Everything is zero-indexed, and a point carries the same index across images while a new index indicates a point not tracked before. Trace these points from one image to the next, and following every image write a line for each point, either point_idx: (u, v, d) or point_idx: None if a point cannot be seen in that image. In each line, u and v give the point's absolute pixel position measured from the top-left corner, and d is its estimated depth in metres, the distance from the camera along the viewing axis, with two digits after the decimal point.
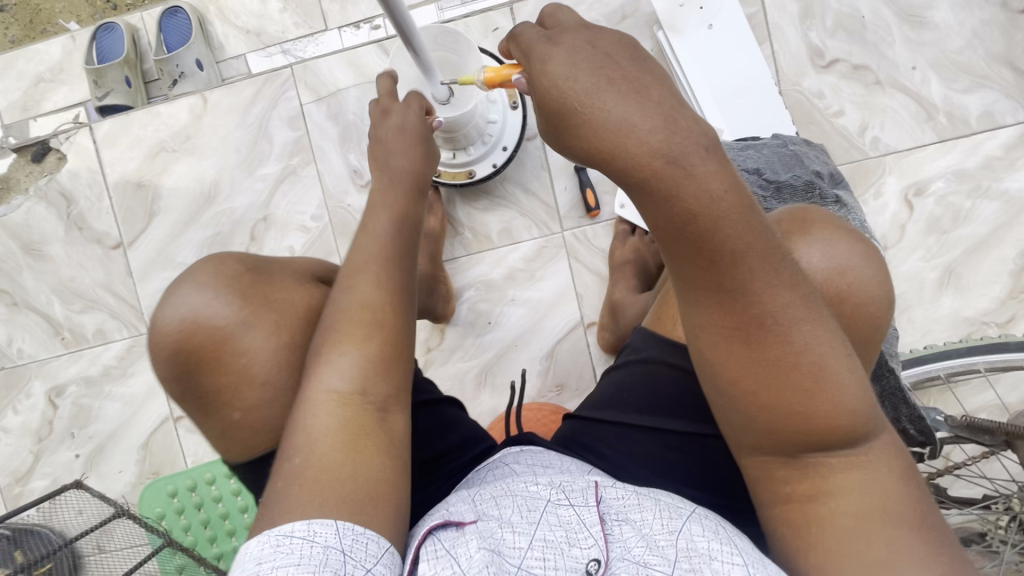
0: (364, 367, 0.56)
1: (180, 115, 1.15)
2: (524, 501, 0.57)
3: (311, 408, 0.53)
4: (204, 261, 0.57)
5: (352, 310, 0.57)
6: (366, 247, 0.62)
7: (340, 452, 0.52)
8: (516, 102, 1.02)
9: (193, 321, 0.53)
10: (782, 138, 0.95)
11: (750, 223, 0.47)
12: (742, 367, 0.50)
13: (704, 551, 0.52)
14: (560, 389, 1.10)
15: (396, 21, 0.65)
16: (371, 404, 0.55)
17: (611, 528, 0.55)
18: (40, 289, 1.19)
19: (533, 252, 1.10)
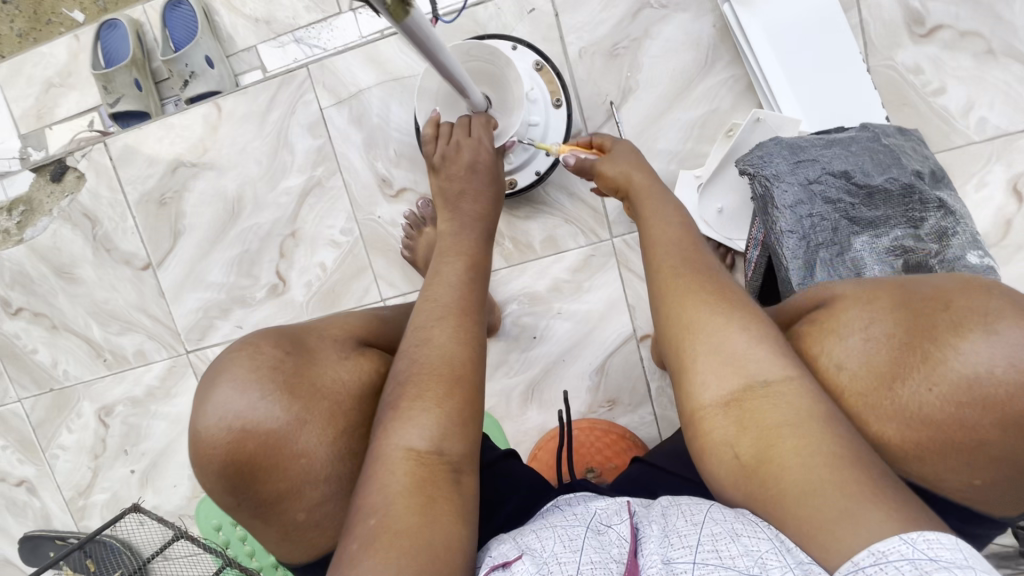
0: (439, 422, 0.47)
1: (196, 125, 1.08)
2: (564, 532, 0.51)
3: (388, 470, 0.45)
4: (239, 350, 0.49)
5: (424, 367, 0.49)
6: (438, 295, 0.55)
7: (414, 516, 0.43)
8: (559, 99, 0.89)
9: (243, 426, 0.45)
10: (873, 130, 0.82)
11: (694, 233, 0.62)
12: (715, 354, 0.51)
13: (728, 531, 0.45)
14: (612, 404, 1.04)
15: (421, 47, 0.53)
16: (446, 464, 0.47)
17: (645, 535, 0.49)
18: (77, 311, 1.18)
19: (579, 262, 1.02)
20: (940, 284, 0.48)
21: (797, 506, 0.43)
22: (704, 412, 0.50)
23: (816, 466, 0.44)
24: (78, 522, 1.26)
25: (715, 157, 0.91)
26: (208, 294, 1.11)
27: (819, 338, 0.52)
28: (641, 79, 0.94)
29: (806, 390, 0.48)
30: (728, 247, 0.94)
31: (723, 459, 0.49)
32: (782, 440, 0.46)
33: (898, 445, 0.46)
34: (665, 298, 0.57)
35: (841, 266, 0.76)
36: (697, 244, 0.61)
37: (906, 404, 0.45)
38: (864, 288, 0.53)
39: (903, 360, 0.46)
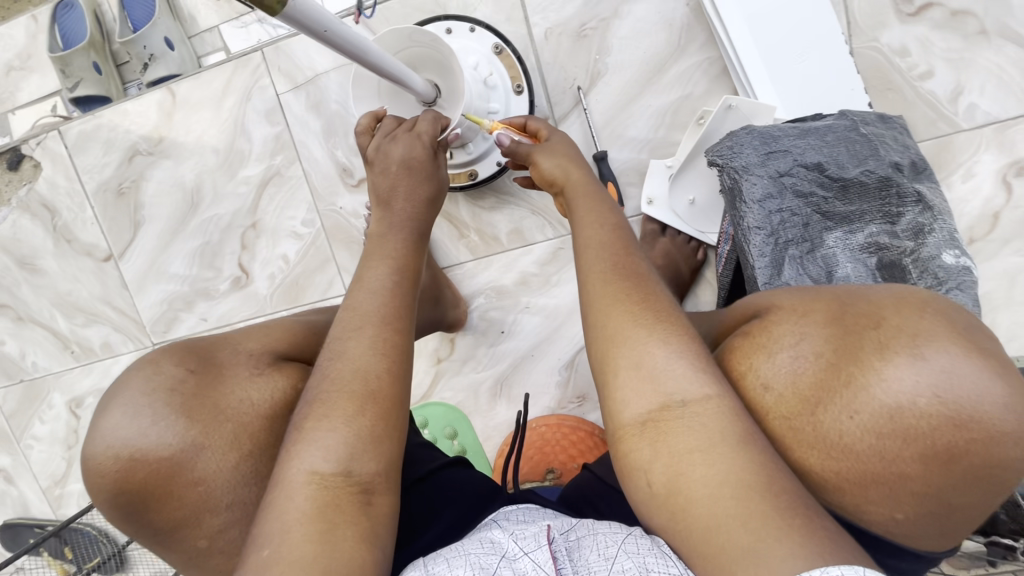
0: (349, 444, 0.46)
1: (151, 112, 1.04)
2: (476, 560, 0.52)
3: (285, 489, 0.44)
4: (138, 368, 0.48)
5: (351, 378, 0.48)
6: (363, 304, 0.53)
7: (308, 545, 0.41)
8: (520, 86, 0.84)
9: (133, 455, 0.45)
10: (851, 117, 0.76)
11: (623, 246, 0.62)
12: (638, 382, 0.52)
13: (639, 566, 0.48)
14: (582, 400, 1.01)
15: (335, 48, 0.50)
16: (359, 488, 0.45)
17: (563, 564, 0.51)
18: (42, 303, 1.16)
19: (548, 255, 0.98)
20: (876, 300, 0.48)
21: (704, 535, 0.44)
22: (624, 428, 0.52)
23: (721, 495, 0.45)
24: (55, 510, 1.26)
25: (686, 146, 0.86)
26: (171, 287, 1.09)
27: (750, 354, 0.52)
28: (610, 62, 0.88)
29: (728, 414, 0.49)
30: (700, 241, 0.90)
31: (639, 483, 0.50)
32: (691, 469, 0.47)
33: (820, 472, 0.47)
34: (596, 311, 0.57)
35: (812, 264, 0.72)
36: (630, 252, 0.61)
37: (827, 431, 0.46)
38: (803, 301, 0.53)
39: (827, 383, 0.46)
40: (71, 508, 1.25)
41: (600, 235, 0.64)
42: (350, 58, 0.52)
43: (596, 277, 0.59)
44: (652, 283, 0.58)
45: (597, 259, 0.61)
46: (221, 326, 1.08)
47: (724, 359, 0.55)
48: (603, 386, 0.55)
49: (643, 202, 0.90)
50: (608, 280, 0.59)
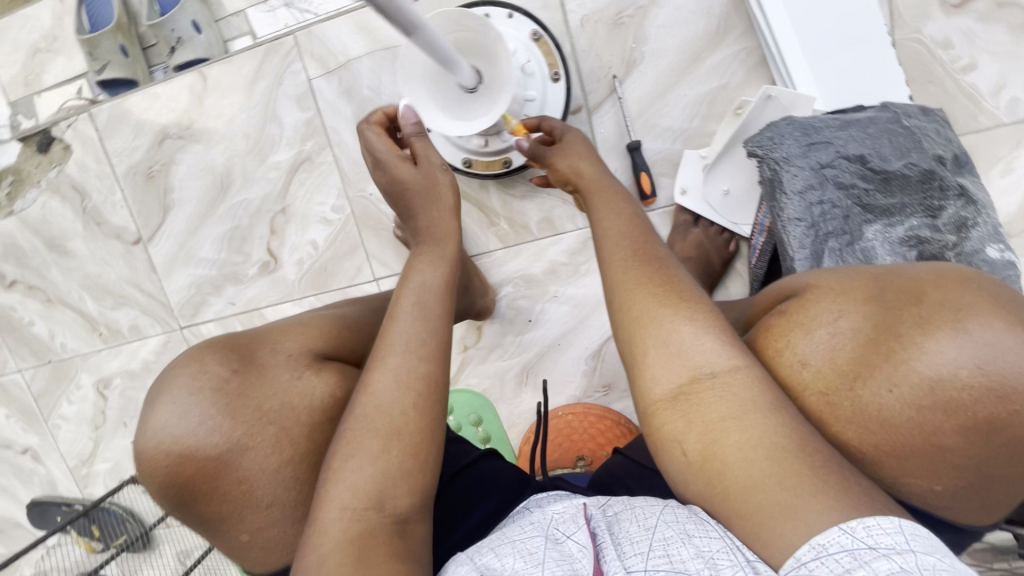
0: (376, 483, 0.47)
1: (182, 96, 1.04)
2: (523, 546, 0.51)
3: (325, 508, 0.47)
4: (185, 364, 0.53)
5: (387, 412, 0.50)
6: (409, 315, 0.55)
7: (344, 573, 0.43)
8: (558, 73, 0.84)
9: (184, 451, 0.49)
10: (894, 110, 0.76)
11: (637, 228, 0.63)
12: (665, 356, 0.52)
13: (680, 536, 0.47)
14: (608, 389, 1.02)
15: (393, 20, 0.49)
16: (393, 521, 0.47)
17: (603, 540, 0.51)
18: (71, 285, 1.17)
19: (578, 245, 0.99)
20: (917, 275, 0.46)
21: (743, 495, 0.45)
22: (654, 404, 0.52)
23: (757, 459, 0.45)
24: (82, 490, 1.28)
25: (723, 136, 0.85)
26: (200, 271, 1.10)
27: (786, 331, 0.49)
28: (646, 50, 0.88)
29: (752, 378, 0.48)
30: (733, 232, 0.90)
31: (673, 454, 0.50)
32: (725, 436, 0.47)
33: (857, 447, 0.45)
34: (619, 292, 0.58)
35: (849, 256, 0.72)
36: (647, 235, 0.62)
37: (868, 406, 0.43)
38: (838, 278, 0.50)
39: (866, 358, 0.44)
40: (98, 487, 1.27)
41: (618, 225, 0.64)
42: (400, 32, 0.52)
43: (616, 263, 0.60)
44: (670, 265, 0.59)
45: (615, 241, 0.62)
46: (249, 311, 1.09)
47: (756, 339, 0.52)
48: (631, 364, 0.55)
49: (677, 192, 0.90)
50: (627, 259, 0.60)
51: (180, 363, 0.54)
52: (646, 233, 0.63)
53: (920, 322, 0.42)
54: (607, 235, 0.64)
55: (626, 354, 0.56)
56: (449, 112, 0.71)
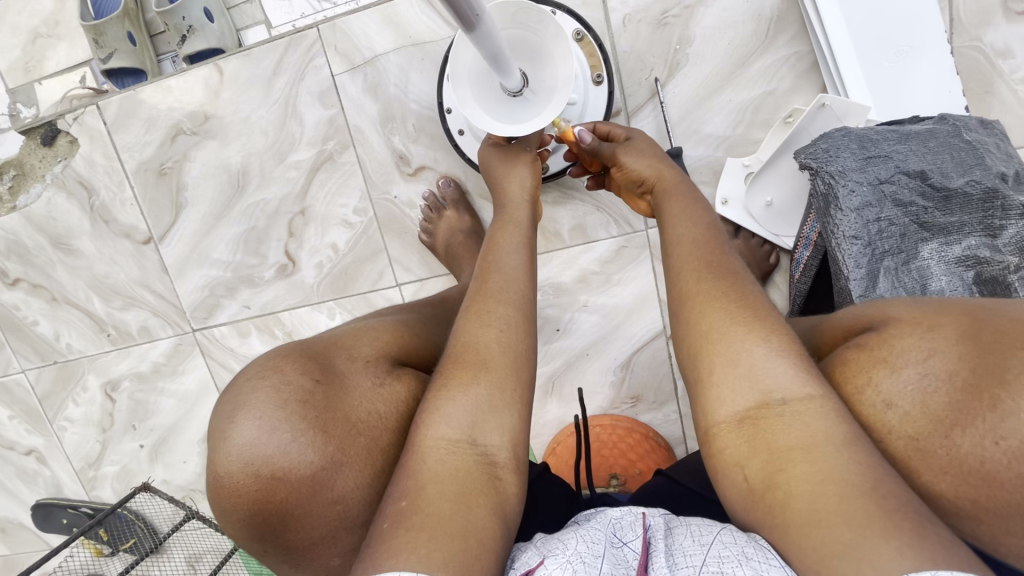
0: (474, 416, 0.49)
1: (196, 89, 0.99)
2: (585, 535, 0.48)
3: (420, 457, 0.47)
4: (262, 377, 0.47)
5: (483, 356, 0.52)
6: (496, 287, 0.58)
7: (447, 504, 0.43)
8: (600, 75, 0.81)
9: (273, 474, 0.42)
10: (953, 122, 0.72)
11: (707, 242, 0.61)
12: (731, 377, 0.50)
13: (737, 554, 0.42)
14: (636, 401, 0.99)
15: (455, 9, 0.45)
16: (486, 460, 0.48)
17: (657, 550, 0.46)
18: (77, 285, 1.12)
19: (610, 253, 0.96)
20: (1018, 316, 0.43)
21: (804, 529, 0.41)
22: (717, 427, 0.50)
23: (823, 494, 0.41)
24: (89, 492, 1.24)
25: (770, 145, 0.82)
26: (213, 272, 1.05)
27: (867, 368, 0.48)
28: (691, 52, 0.84)
29: (828, 411, 0.46)
30: (774, 244, 0.87)
31: (733, 481, 0.48)
32: (793, 465, 0.44)
33: (950, 499, 0.43)
34: (686, 307, 0.56)
35: (905, 276, 0.69)
36: (722, 245, 0.61)
37: (964, 456, 0.42)
38: (924, 313, 0.49)
39: (962, 405, 0.42)
40: (106, 490, 1.23)
41: (692, 233, 0.62)
42: (458, 24, 0.48)
43: (687, 275, 0.59)
44: (749, 282, 0.56)
45: (687, 253, 0.61)
46: (265, 314, 1.05)
47: (832, 370, 0.51)
48: (694, 385, 0.53)
49: (718, 202, 0.86)
50: (697, 273, 0.58)
51: (258, 366, 0.49)
52: (716, 249, 0.60)
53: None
54: (673, 249, 0.62)
55: (689, 375, 0.54)
56: (490, 112, 0.66)
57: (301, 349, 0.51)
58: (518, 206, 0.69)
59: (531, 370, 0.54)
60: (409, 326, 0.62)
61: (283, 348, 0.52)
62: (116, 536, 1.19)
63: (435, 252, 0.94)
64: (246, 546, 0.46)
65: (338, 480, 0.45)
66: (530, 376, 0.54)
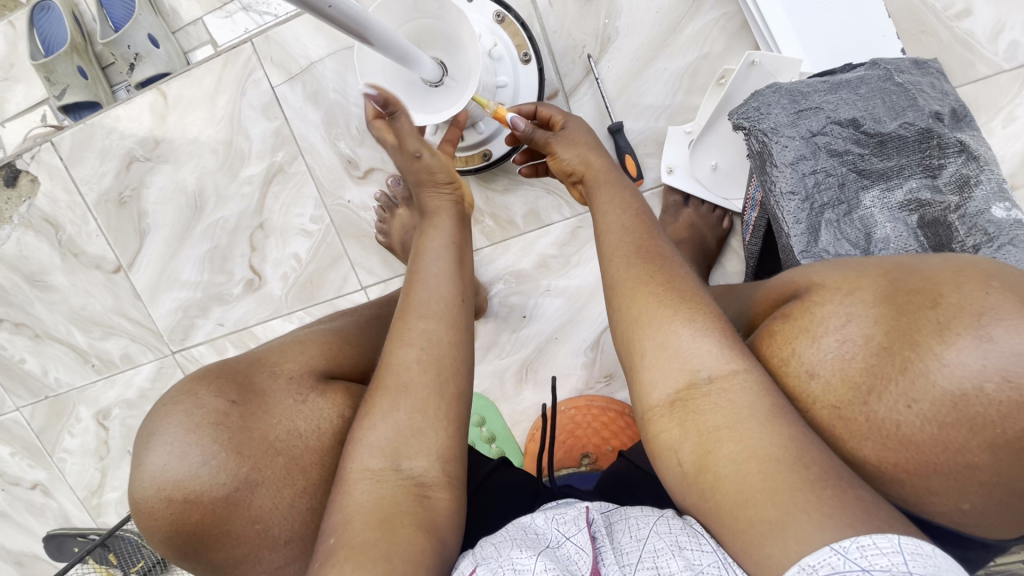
0: (398, 442, 0.49)
1: (144, 115, 1.00)
2: (524, 538, 0.48)
3: (345, 490, 0.48)
4: (175, 403, 0.50)
5: (401, 377, 0.52)
6: (421, 301, 0.57)
7: (372, 531, 0.44)
8: (527, 54, 0.80)
9: (187, 498, 0.47)
10: (885, 66, 0.71)
11: (638, 224, 0.60)
12: (664, 359, 0.49)
13: (671, 546, 0.44)
14: (610, 379, 0.99)
15: (333, 15, 0.44)
16: (413, 482, 0.48)
17: (602, 544, 0.48)
18: (56, 319, 1.15)
19: (567, 236, 0.96)
20: (934, 272, 0.43)
21: (732, 509, 0.41)
22: (651, 410, 0.49)
23: (750, 472, 0.41)
24: (96, 519, 1.27)
25: (706, 110, 0.81)
26: (184, 294, 1.07)
27: (794, 337, 0.47)
28: (620, 25, 0.83)
29: (753, 384, 0.46)
30: (725, 208, 0.86)
31: (670, 464, 0.47)
32: (719, 445, 0.44)
33: (874, 464, 0.43)
34: (620, 290, 0.55)
35: (848, 227, 0.69)
36: (653, 227, 0.60)
37: (883, 422, 0.42)
38: (845, 276, 0.48)
39: (879, 370, 0.42)
40: (111, 516, 1.26)
41: (621, 221, 0.61)
42: (349, 33, 0.48)
43: (618, 261, 0.57)
44: (675, 265, 0.55)
45: (614, 241, 0.60)
46: (239, 331, 1.07)
47: (761, 343, 0.51)
48: (629, 370, 0.53)
49: (664, 171, 0.86)
50: (635, 257, 0.57)
51: (176, 392, 0.52)
52: (643, 233, 0.59)
53: (942, 326, 0.40)
54: (604, 237, 0.61)
55: (625, 358, 0.54)
56: (414, 106, 0.67)
57: (219, 371, 0.54)
58: (439, 209, 0.66)
59: (459, 387, 0.54)
60: (349, 333, 0.65)
61: (203, 369, 0.55)
62: (125, 559, 1.22)
63: (393, 251, 0.94)
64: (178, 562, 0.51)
65: (257, 500, 0.49)
66: (459, 391, 0.54)
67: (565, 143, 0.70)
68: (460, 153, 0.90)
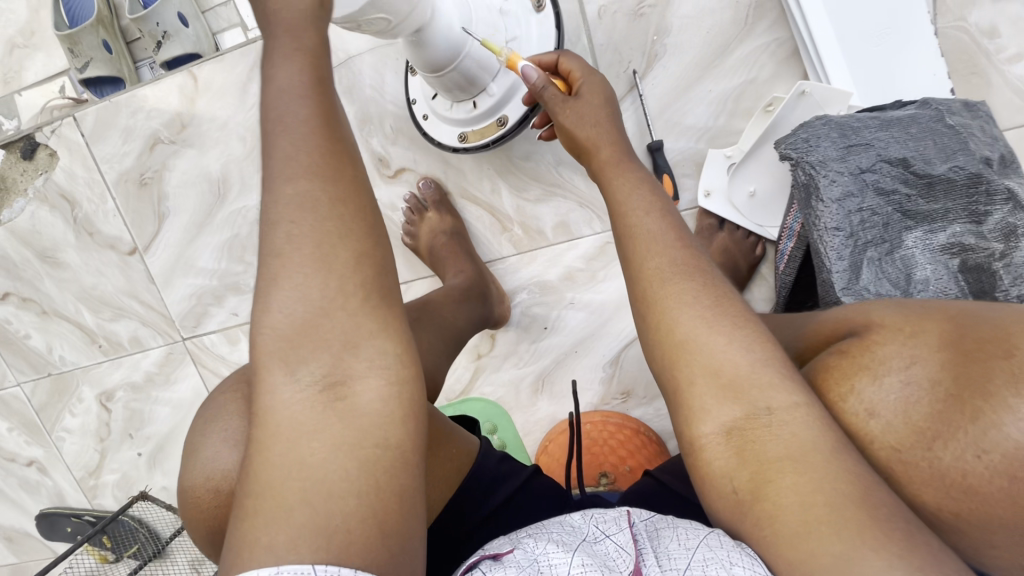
0: (289, 346, 0.44)
1: (171, 96, 0.98)
2: (562, 537, 0.49)
3: (261, 414, 0.43)
4: (219, 403, 0.52)
5: (275, 268, 0.45)
6: (292, 160, 0.46)
7: (289, 457, 0.41)
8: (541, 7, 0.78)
9: (227, 492, 0.48)
10: (937, 106, 0.70)
11: (671, 227, 0.55)
12: (712, 384, 0.47)
13: (722, 558, 0.41)
14: (626, 396, 0.99)
15: None
16: (324, 385, 0.44)
17: (645, 549, 0.47)
18: (65, 297, 1.12)
19: (595, 250, 0.94)
20: (1004, 321, 0.42)
21: (795, 539, 0.40)
22: (700, 439, 0.46)
23: (814, 505, 0.40)
24: (91, 500, 1.26)
25: (751, 135, 0.80)
26: (199, 281, 1.05)
27: (851, 374, 0.46)
28: (669, 43, 0.82)
29: (813, 421, 0.44)
30: (759, 235, 0.85)
31: (718, 490, 0.46)
32: (781, 476, 0.42)
33: (934, 510, 0.42)
34: (655, 303, 0.52)
35: (890, 266, 0.68)
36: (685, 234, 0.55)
37: (947, 469, 0.41)
38: (909, 317, 0.47)
39: (945, 417, 0.41)
40: (107, 498, 1.24)
41: (648, 225, 0.56)
42: None
43: (650, 273, 0.53)
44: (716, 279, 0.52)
45: (659, 251, 0.54)
46: None
47: (817, 374, 0.49)
48: (668, 391, 0.50)
49: (700, 195, 0.85)
50: (673, 267, 0.53)
51: (211, 400, 0.53)
52: (681, 239, 0.55)
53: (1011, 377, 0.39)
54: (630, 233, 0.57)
55: (663, 379, 0.51)
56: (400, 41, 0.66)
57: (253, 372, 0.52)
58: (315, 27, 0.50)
59: (343, 256, 0.46)
60: None
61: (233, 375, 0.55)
62: (119, 543, 1.22)
63: (419, 253, 0.95)
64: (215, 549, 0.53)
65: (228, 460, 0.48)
66: (352, 257, 0.46)
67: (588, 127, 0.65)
68: (475, 124, 0.82)
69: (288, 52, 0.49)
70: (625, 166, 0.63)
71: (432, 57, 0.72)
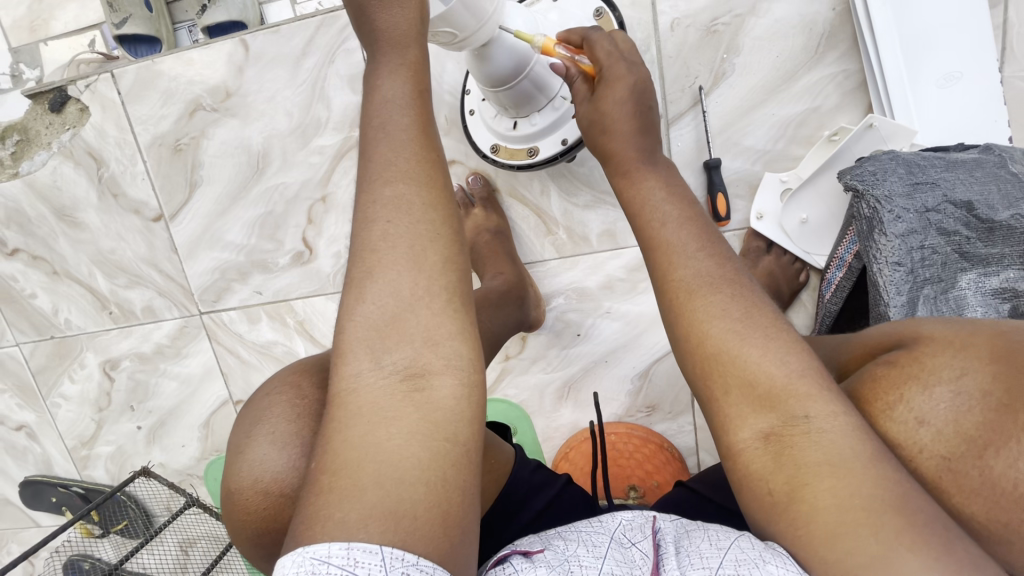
0: (377, 336, 0.41)
1: (219, 63, 0.95)
2: (586, 537, 0.46)
3: (337, 400, 0.40)
4: (276, 394, 0.49)
5: (369, 260, 0.43)
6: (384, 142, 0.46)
7: (362, 445, 0.38)
8: (600, 10, 0.77)
9: (281, 492, 0.44)
10: (1000, 153, 0.71)
11: (695, 234, 0.53)
12: (744, 393, 0.44)
13: (755, 558, 0.39)
14: (652, 410, 0.98)
15: None
16: (407, 371, 0.40)
17: (668, 551, 0.44)
18: (79, 258, 1.08)
19: (637, 262, 0.94)
20: None
21: (829, 538, 0.37)
22: (738, 446, 0.44)
23: (851, 510, 0.37)
24: (81, 471, 1.21)
25: (811, 164, 0.81)
26: (225, 255, 1.02)
27: (899, 383, 0.43)
28: (738, 62, 0.82)
29: (850, 428, 0.41)
30: (805, 261, 0.86)
31: (756, 493, 0.42)
32: (816, 479, 0.39)
33: (980, 522, 0.39)
34: (682, 314, 0.50)
35: (944, 304, 0.69)
36: (709, 242, 0.53)
37: (998, 478, 0.38)
38: (957, 331, 0.44)
39: (995, 427, 0.39)
40: (99, 470, 1.20)
41: (669, 232, 0.54)
42: None
43: (673, 283, 0.51)
44: (742, 286, 0.50)
45: (684, 262, 0.52)
46: (277, 302, 1.02)
47: (858, 388, 0.46)
48: (705, 402, 0.48)
49: (754, 216, 0.85)
50: (699, 273, 0.51)
51: (267, 393, 0.50)
52: (720, 254, 0.52)
53: None
54: (656, 238, 0.54)
55: (698, 392, 0.48)
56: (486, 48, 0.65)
57: (311, 372, 0.51)
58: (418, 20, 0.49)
59: (434, 258, 0.43)
60: None
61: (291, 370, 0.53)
62: (107, 517, 1.18)
63: None
64: (252, 557, 0.48)
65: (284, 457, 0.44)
66: (442, 260, 0.43)
67: (609, 129, 0.61)
68: (508, 143, 0.81)
69: (383, 48, 0.49)
70: (636, 173, 0.59)
71: (493, 72, 0.69)
